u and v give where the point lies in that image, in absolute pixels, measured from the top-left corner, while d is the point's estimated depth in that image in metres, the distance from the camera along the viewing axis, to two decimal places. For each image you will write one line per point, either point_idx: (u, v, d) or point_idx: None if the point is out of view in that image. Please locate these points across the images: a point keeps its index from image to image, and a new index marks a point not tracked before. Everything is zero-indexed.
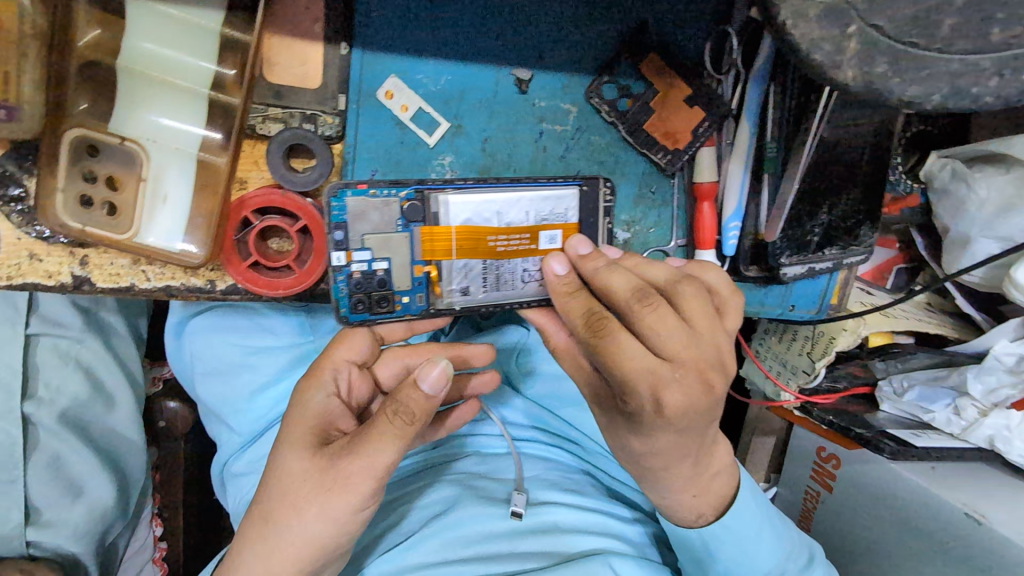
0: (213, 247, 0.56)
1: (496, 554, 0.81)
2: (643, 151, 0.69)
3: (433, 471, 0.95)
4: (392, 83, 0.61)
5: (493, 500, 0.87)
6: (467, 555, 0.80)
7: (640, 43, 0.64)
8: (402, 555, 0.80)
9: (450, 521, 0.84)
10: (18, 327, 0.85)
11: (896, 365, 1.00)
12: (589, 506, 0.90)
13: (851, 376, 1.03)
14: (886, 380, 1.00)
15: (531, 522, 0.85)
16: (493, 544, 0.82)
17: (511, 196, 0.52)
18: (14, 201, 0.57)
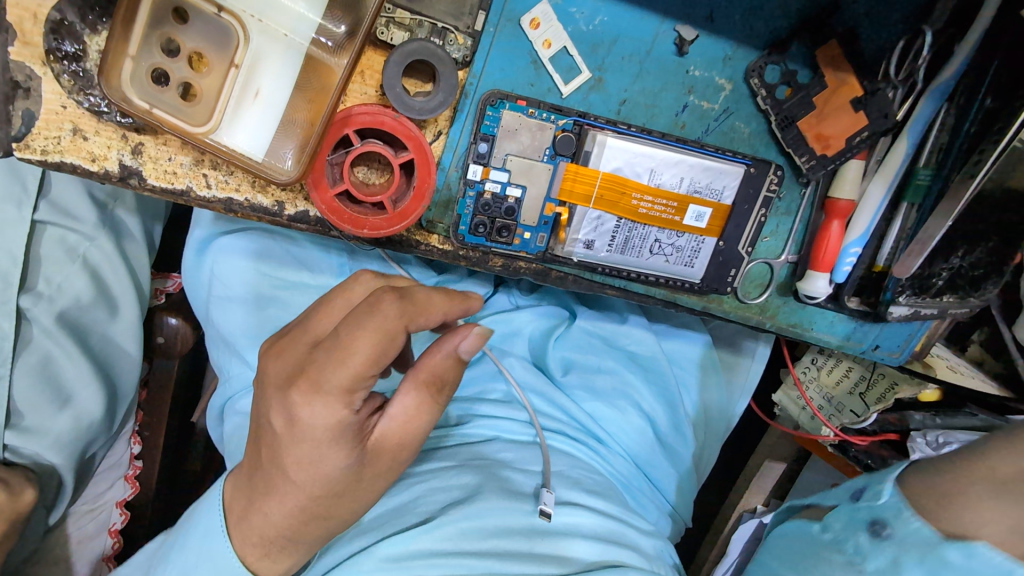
0: (304, 163, 0.46)
1: (516, 551, 0.73)
2: (787, 150, 0.60)
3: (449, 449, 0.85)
4: (541, 9, 0.51)
5: (516, 492, 0.79)
6: (485, 548, 0.72)
7: (823, 26, 0.56)
8: (411, 538, 0.72)
9: (468, 509, 0.75)
10: (25, 209, 0.75)
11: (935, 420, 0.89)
12: (612, 513, 0.83)
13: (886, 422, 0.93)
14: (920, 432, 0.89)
15: (554, 523, 0.78)
16: (513, 541, 0.74)
17: (668, 159, 0.57)
18: (69, 60, 0.47)
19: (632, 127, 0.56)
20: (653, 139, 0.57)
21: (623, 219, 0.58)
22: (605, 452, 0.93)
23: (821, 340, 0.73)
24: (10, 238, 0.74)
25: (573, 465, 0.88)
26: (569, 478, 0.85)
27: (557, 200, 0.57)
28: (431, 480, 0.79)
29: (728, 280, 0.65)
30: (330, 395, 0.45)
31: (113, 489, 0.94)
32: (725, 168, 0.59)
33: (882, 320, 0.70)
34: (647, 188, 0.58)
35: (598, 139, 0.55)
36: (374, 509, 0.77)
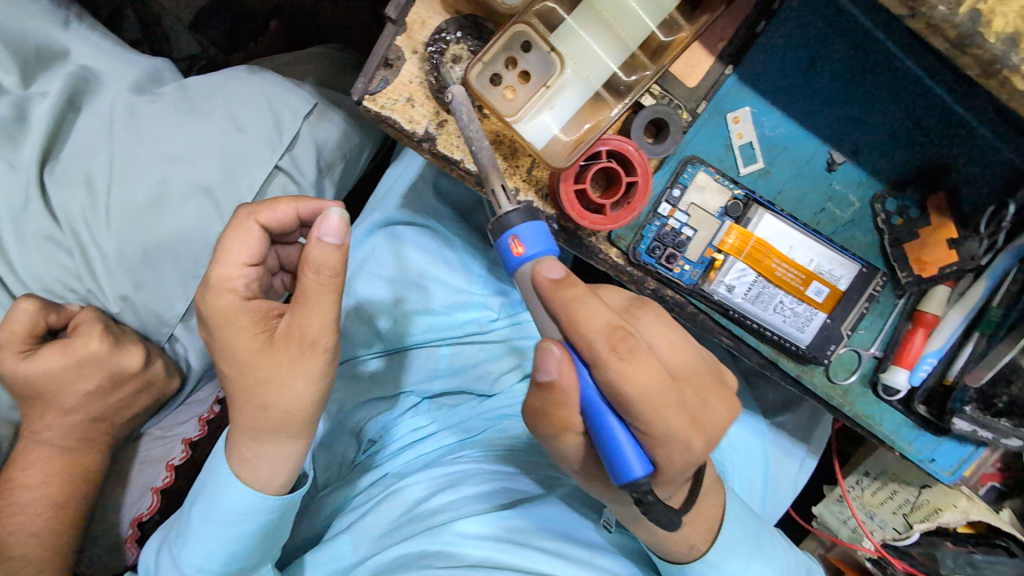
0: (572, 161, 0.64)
1: (576, 558, 0.76)
2: (892, 264, 0.78)
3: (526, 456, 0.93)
4: (743, 112, 0.72)
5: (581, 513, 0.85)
6: (547, 548, 0.76)
7: (935, 180, 0.75)
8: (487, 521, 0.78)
9: (541, 511, 0.81)
10: (274, 154, 0.94)
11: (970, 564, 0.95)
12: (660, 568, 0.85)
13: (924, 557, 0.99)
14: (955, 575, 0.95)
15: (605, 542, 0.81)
16: (576, 550, 0.77)
17: (805, 241, 0.75)
18: (432, 55, 0.66)
19: (784, 211, 0.74)
20: (796, 224, 0.75)
21: (760, 276, 0.74)
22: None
23: (884, 437, 0.84)
24: (254, 173, 0.93)
25: None
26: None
27: (717, 247, 0.73)
28: (505, 479, 0.86)
29: (827, 353, 0.79)
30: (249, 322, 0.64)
31: (186, 425, 0.97)
32: (844, 261, 0.76)
33: (943, 430, 0.83)
34: (785, 259, 0.74)
35: (759, 212, 0.73)
36: (448, 491, 0.84)
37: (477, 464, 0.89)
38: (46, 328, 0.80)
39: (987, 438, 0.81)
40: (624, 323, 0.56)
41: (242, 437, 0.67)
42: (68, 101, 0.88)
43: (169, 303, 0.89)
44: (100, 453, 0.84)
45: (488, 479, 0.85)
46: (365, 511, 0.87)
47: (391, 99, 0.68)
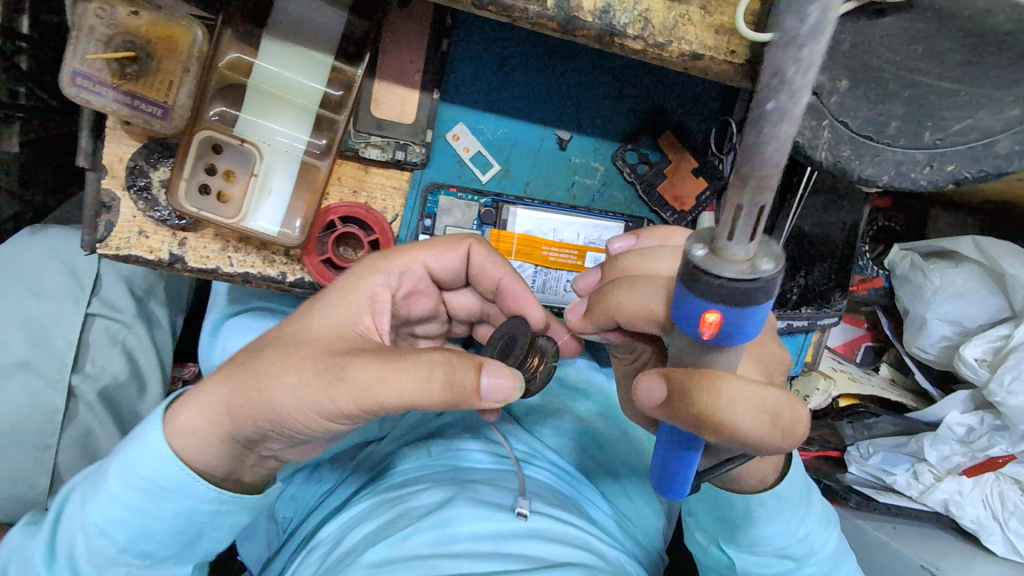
0: (307, 230, 0.67)
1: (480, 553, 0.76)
2: (655, 209, 0.82)
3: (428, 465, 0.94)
4: (459, 128, 0.75)
5: (490, 503, 0.85)
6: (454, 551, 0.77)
7: (658, 123, 0.80)
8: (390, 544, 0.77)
9: (444, 517, 0.81)
10: (80, 305, 0.95)
11: (862, 432, 1.05)
12: (575, 523, 0.86)
13: (822, 440, 1.07)
14: (854, 445, 1.05)
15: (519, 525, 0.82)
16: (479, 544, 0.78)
17: (567, 220, 0.79)
18: (140, 189, 0.68)
19: (536, 200, 0.79)
20: (552, 207, 0.79)
21: (538, 266, 0.79)
22: (577, 485, 0.97)
23: None
24: (67, 329, 0.94)
25: (547, 485, 0.93)
26: (535, 493, 0.90)
27: None
28: (407, 500, 0.85)
29: None
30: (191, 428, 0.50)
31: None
32: (610, 223, 0.81)
33: None
34: (553, 242, 0.79)
35: (511, 211, 0.77)
36: (349, 538, 0.82)
37: (385, 493, 0.89)
38: None
39: (805, 326, 0.87)
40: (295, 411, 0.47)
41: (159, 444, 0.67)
42: None
43: (28, 484, 0.88)
44: None
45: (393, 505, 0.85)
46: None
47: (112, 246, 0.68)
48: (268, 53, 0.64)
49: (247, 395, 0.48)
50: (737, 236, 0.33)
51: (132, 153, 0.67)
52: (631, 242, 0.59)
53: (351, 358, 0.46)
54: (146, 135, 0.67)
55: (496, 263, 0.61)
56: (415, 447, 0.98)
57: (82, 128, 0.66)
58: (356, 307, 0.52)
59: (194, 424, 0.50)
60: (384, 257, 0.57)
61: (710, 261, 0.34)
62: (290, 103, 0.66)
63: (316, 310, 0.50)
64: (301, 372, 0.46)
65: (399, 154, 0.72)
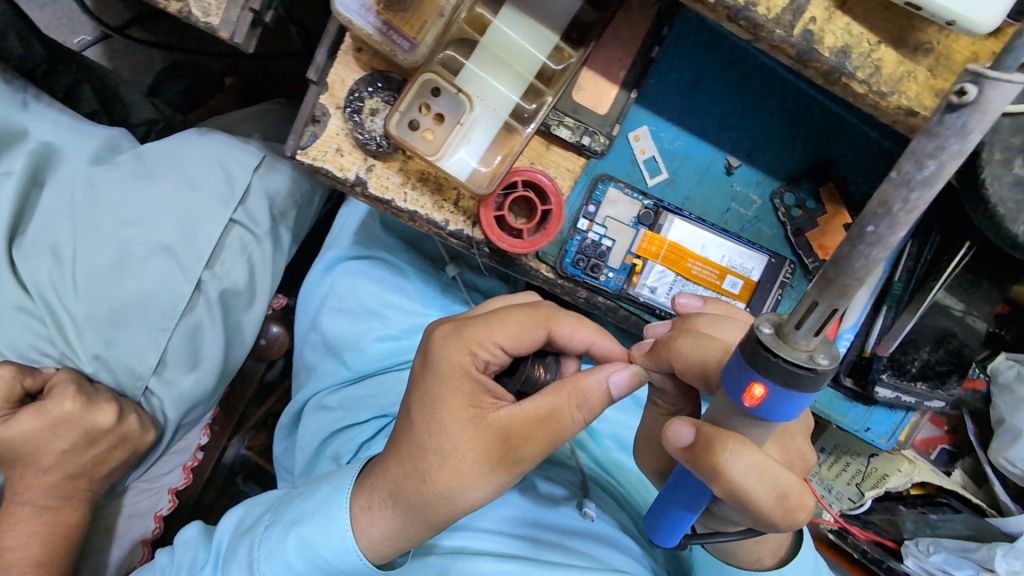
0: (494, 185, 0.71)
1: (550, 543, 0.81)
2: (798, 252, 0.84)
3: None
4: (642, 130, 0.79)
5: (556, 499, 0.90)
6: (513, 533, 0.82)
7: (823, 173, 0.82)
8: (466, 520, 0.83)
9: (514, 501, 0.86)
10: (228, 209, 0.99)
11: (926, 528, 1.03)
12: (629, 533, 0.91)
13: (885, 526, 1.06)
14: (914, 539, 1.02)
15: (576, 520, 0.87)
16: (545, 533, 0.83)
17: (717, 240, 0.82)
18: (353, 111, 0.73)
19: (692, 215, 0.82)
20: (706, 225, 0.82)
21: (679, 275, 0.81)
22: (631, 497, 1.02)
23: (820, 410, 0.92)
24: (210, 228, 0.98)
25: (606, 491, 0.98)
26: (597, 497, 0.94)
27: (636, 254, 0.80)
28: None
29: None
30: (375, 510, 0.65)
31: (170, 475, 1.08)
32: (755, 254, 0.83)
33: (872, 400, 0.90)
34: (700, 257, 0.81)
35: (669, 219, 0.80)
36: None
37: None
38: (23, 392, 0.83)
39: (912, 402, 0.88)
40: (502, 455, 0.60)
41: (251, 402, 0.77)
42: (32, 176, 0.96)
43: (140, 357, 0.94)
44: (82, 508, 0.86)
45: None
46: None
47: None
48: (507, 19, 0.70)
49: (421, 497, 0.62)
50: (805, 328, 0.38)
51: (356, 78, 0.73)
52: (697, 304, 0.70)
53: (518, 442, 0.60)
54: (374, 66, 0.72)
55: (569, 321, 0.65)
56: None
57: (323, 44, 0.72)
58: (460, 369, 0.63)
59: (377, 537, 0.65)
60: (462, 348, 0.63)
61: (775, 342, 0.39)
62: (511, 68, 0.71)
63: (430, 432, 0.61)
64: (466, 446, 0.61)
65: (585, 139, 0.76)
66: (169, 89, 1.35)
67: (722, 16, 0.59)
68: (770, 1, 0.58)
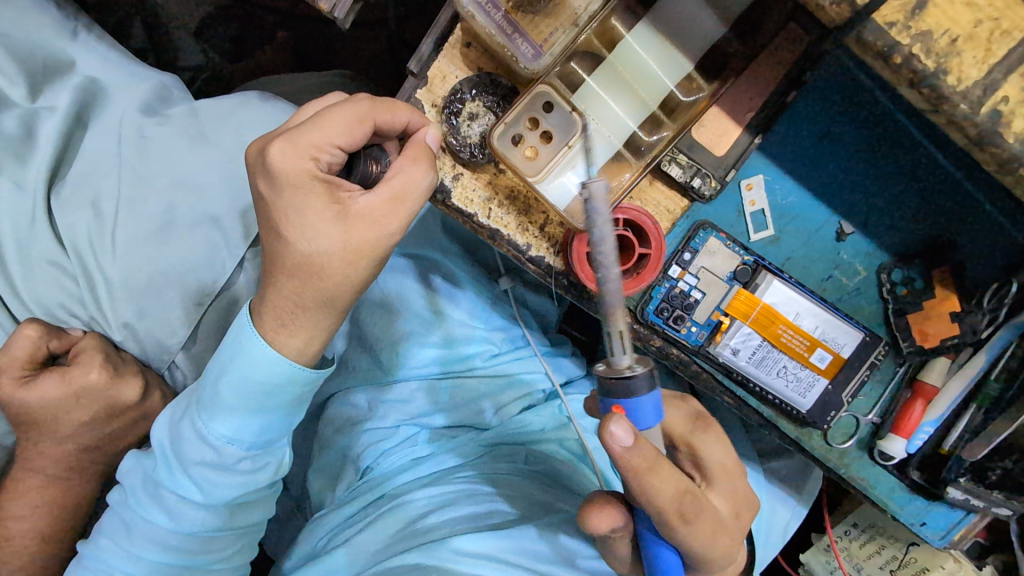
0: (596, 221, 0.64)
1: None
2: (894, 333, 0.78)
3: (527, 477, 0.95)
4: (756, 179, 0.72)
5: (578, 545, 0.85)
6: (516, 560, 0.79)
7: (941, 254, 0.76)
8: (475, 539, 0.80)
9: (531, 534, 0.83)
10: None
11: None
12: None
13: None
14: None
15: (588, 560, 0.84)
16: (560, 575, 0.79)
17: (813, 309, 0.75)
18: (451, 113, 0.66)
19: (792, 278, 0.75)
20: (804, 291, 0.75)
21: (766, 341, 0.75)
22: None
23: (878, 499, 0.86)
24: None
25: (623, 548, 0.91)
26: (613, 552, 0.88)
27: (725, 311, 0.74)
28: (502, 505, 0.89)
29: (826, 419, 0.79)
30: (284, 325, 0.64)
31: None
32: (851, 330, 0.76)
33: (939, 498, 0.83)
34: (792, 324, 0.75)
35: (767, 278, 0.73)
36: (437, 515, 0.87)
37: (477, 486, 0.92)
38: (46, 354, 0.77)
39: (978, 507, 0.81)
40: (301, 247, 0.60)
41: (267, 318, 0.64)
42: (77, 115, 0.89)
43: (171, 331, 0.88)
44: (90, 483, 0.81)
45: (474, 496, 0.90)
46: (361, 524, 0.91)
47: (354, 137, 0.59)
48: (639, 38, 0.63)
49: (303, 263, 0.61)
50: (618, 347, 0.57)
51: (460, 77, 0.66)
52: None
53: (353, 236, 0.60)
54: (482, 66, 0.65)
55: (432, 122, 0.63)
56: (514, 452, 1.00)
57: (429, 36, 0.66)
58: (411, 182, 0.60)
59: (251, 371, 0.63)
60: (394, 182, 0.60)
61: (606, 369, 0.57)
62: (635, 93, 0.64)
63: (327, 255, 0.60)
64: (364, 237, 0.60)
65: (696, 181, 0.69)
66: (218, 33, 1.24)
67: (903, 80, 0.52)
68: (963, 72, 0.50)
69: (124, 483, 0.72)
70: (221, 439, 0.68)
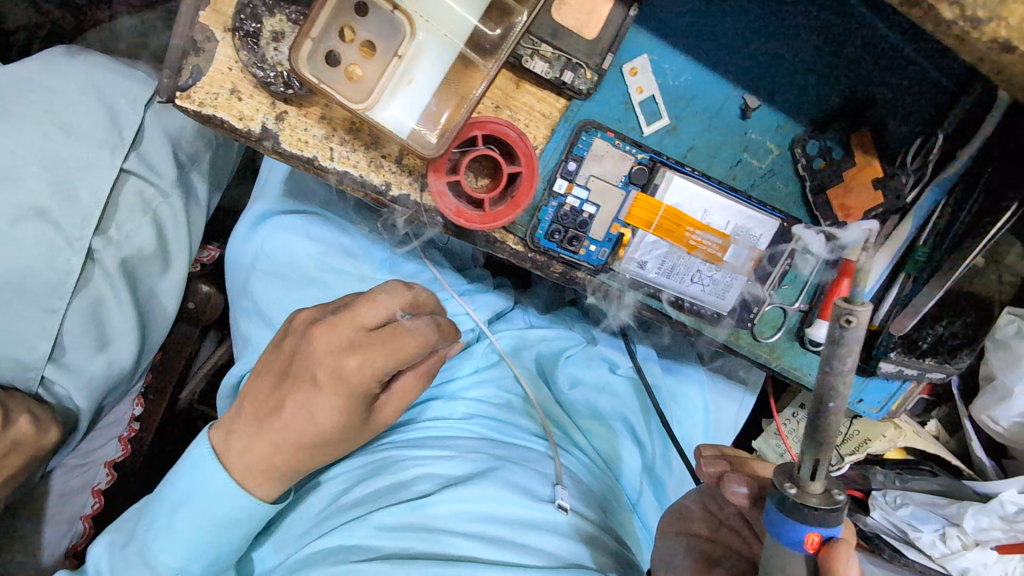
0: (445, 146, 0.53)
1: (499, 537, 0.82)
2: (815, 213, 0.71)
3: (466, 435, 0.96)
4: (640, 61, 0.61)
5: (517, 487, 0.88)
6: (467, 530, 0.82)
7: (859, 115, 0.67)
8: (410, 510, 0.83)
9: (466, 494, 0.85)
10: (116, 156, 0.79)
11: (895, 481, 1.07)
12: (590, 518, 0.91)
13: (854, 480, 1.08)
14: (881, 492, 1.06)
15: (540, 518, 0.86)
16: (496, 528, 0.83)
17: (722, 203, 0.67)
18: (247, 35, 0.53)
19: (696, 171, 0.66)
20: (711, 184, 0.66)
21: (673, 247, 0.68)
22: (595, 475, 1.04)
23: (813, 385, 0.84)
24: (96, 182, 0.79)
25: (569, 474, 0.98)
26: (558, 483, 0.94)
27: (624, 222, 0.66)
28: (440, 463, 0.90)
29: (749, 316, 0.75)
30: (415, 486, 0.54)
31: (105, 448, 0.97)
32: (766, 218, 0.69)
33: (871, 374, 0.81)
34: (699, 224, 0.67)
35: (667, 176, 0.65)
36: (378, 486, 0.88)
37: (412, 450, 0.93)
38: None
39: (912, 375, 0.80)
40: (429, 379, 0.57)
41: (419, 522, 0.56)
42: None
43: (29, 346, 0.79)
44: None
45: (416, 467, 0.89)
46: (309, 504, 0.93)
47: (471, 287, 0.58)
48: None
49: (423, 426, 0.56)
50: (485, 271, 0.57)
51: None
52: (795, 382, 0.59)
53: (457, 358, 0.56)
54: None
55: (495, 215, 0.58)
56: (449, 409, 1.02)
57: None
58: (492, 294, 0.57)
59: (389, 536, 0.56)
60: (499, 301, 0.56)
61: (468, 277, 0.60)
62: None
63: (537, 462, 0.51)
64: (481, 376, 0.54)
65: (568, 75, 0.58)
66: None
67: None
68: None
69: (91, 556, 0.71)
70: (170, 567, 0.67)
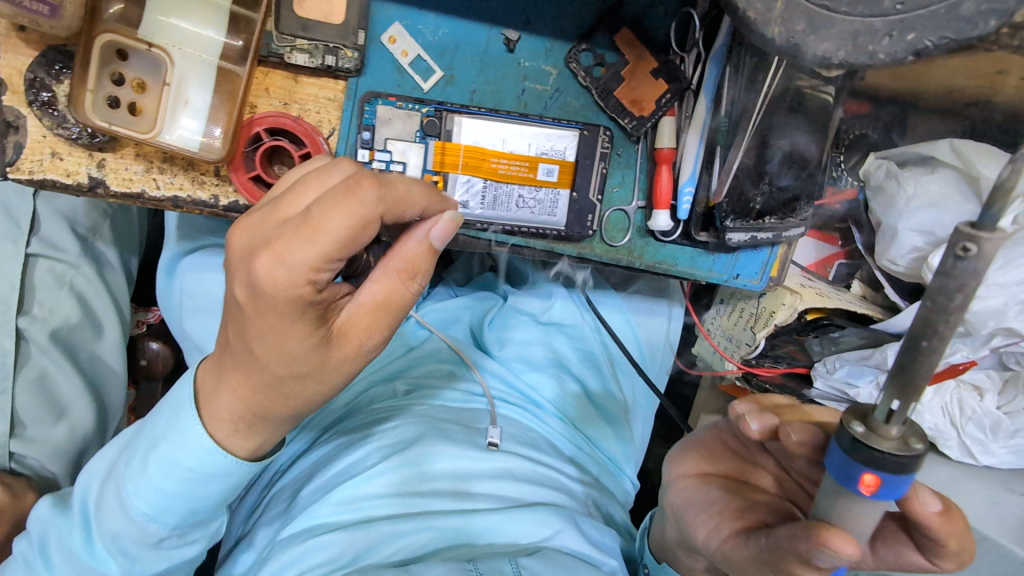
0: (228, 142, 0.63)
1: (451, 492, 0.87)
2: (613, 116, 0.78)
3: (403, 407, 0.99)
4: (395, 29, 0.69)
5: (457, 441, 0.93)
6: (424, 489, 0.87)
7: (615, 18, 0.74)
8: (359, 484, 0.84)
9: (413, 457, 0.88)
10: (19, 244, 0.91)
11: (829, 347, 1.06)
12: (538, 459, 0.99)
13: (790, 357, 1.10)
14: (821, 361, 1.06)
15: (487, 467, 0.92)
16: (446, 484, 0.88)
17: (517, 130, 0.74)
18: (44, 104, 0.63)
19: (482, 109, 0.73)
20: (500, 116, 0.74)
21: (487, 180, 0.75)
22: (545, 419, 1.09)
23: (685, 272, 0.89)
24: (8, 270, 0.90)
25: (517, 424, 1.04)
26: (506, 432, 1.00)
27: (433, 171, 0.73)
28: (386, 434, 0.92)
29: (588, 225, 0.81)
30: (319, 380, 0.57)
31: None
32: (563, 131, 0.76)
33: (730, 246, 0.87)
34: (503, 153, 0.74)
35: (456, 120, 0.72)
36: (327, 470, 0.89)
37: (354, 433, 0.94)
38: None
39: (768, 238, 0.85)
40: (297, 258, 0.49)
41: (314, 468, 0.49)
42: None
43: None
44: None
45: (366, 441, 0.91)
46: (262, 506, 0.93)
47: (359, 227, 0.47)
48: None
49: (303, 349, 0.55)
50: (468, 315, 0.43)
51: (31, 63, 0.62)
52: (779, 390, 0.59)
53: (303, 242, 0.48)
54: (43, 42, 0.61)
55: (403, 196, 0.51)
56: (383, 389, 1.03)
57: None
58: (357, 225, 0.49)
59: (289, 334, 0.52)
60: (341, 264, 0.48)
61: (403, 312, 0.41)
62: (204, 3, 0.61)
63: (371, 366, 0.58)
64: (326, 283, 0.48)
65: (329, 59, 0.67)
66: None
67: None
68: None
69: (79, 487, 0.67)
70: (144, 516, 0.61)
